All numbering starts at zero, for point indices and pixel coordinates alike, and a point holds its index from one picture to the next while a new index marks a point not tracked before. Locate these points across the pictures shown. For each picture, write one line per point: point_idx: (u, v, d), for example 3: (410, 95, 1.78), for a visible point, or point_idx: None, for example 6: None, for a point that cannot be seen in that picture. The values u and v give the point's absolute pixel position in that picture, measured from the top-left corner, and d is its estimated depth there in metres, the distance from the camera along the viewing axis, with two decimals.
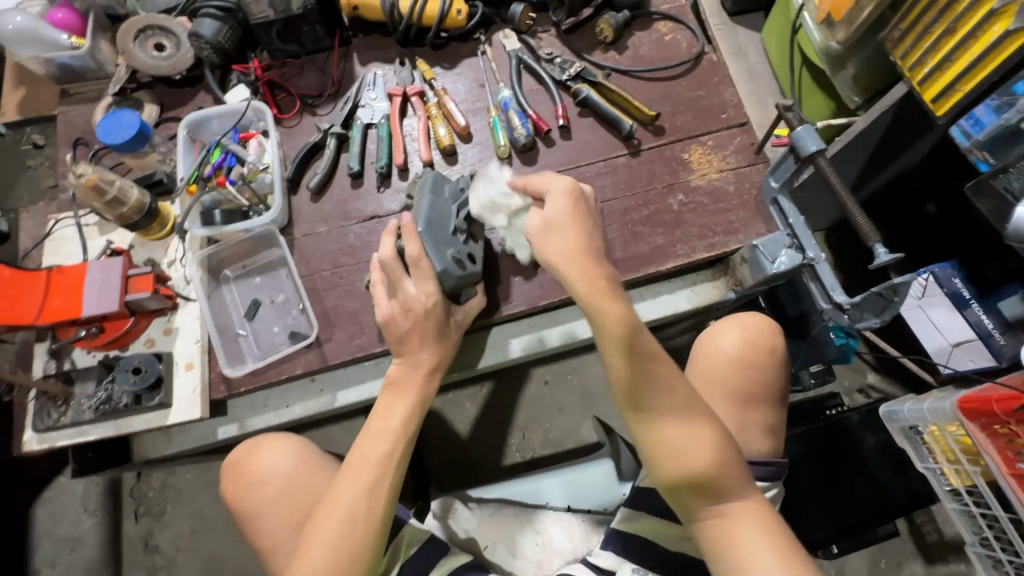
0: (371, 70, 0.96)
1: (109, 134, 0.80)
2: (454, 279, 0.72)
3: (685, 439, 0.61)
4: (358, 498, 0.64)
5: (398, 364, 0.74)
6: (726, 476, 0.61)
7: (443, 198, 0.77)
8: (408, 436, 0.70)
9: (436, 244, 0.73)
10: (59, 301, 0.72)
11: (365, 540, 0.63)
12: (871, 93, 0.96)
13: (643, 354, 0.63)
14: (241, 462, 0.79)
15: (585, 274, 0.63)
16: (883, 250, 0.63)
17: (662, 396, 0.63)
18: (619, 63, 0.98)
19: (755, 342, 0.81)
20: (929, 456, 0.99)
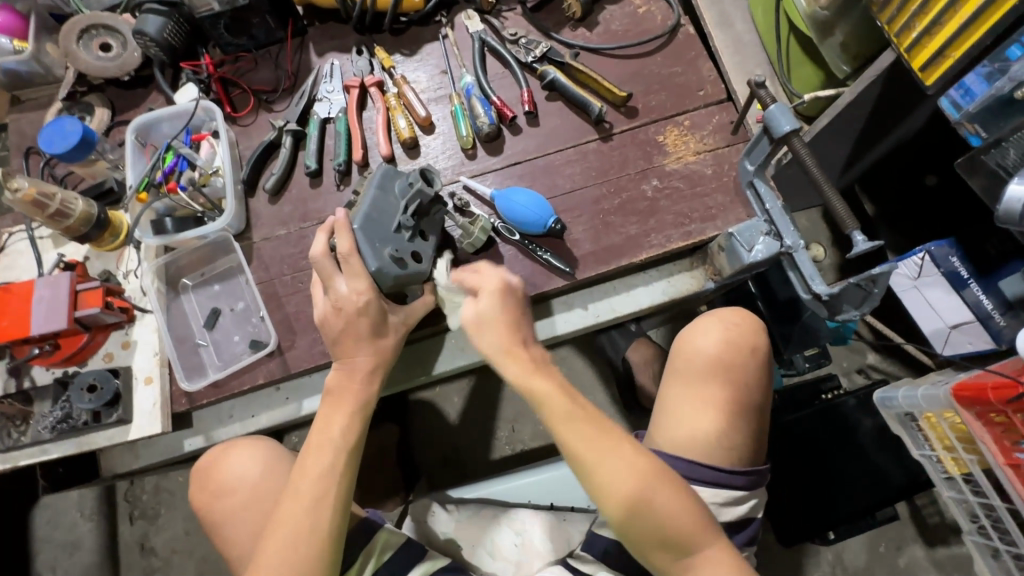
0: (328, 61, 0.92)
1: (53, 144, 0.77)
2: (390, 279, 0.71)
3: (652, 505, 0.60)
4: (305, 517, 0.63)
5: (337, 372, 0.72)
6: (698, 535, 0.60)
7: (390, 194, 0.73)
8: (351, 445, 0.68)
9: (372, 241, 0.71)
10: (7, 320, 0.71)
11: (318, 557, 0.62)
12: (861, 62, 0.90)
13: (589, 425, 0.63)
14: (210, 470, 0.75)
15: (514, 357, 0.65)
16: (861, 237, 0.58)
17: (620, 469, 0.61)
18: (589, 40, 0.92)
19: (737, 341, 0.78)
20: (924, 442, 0.96)
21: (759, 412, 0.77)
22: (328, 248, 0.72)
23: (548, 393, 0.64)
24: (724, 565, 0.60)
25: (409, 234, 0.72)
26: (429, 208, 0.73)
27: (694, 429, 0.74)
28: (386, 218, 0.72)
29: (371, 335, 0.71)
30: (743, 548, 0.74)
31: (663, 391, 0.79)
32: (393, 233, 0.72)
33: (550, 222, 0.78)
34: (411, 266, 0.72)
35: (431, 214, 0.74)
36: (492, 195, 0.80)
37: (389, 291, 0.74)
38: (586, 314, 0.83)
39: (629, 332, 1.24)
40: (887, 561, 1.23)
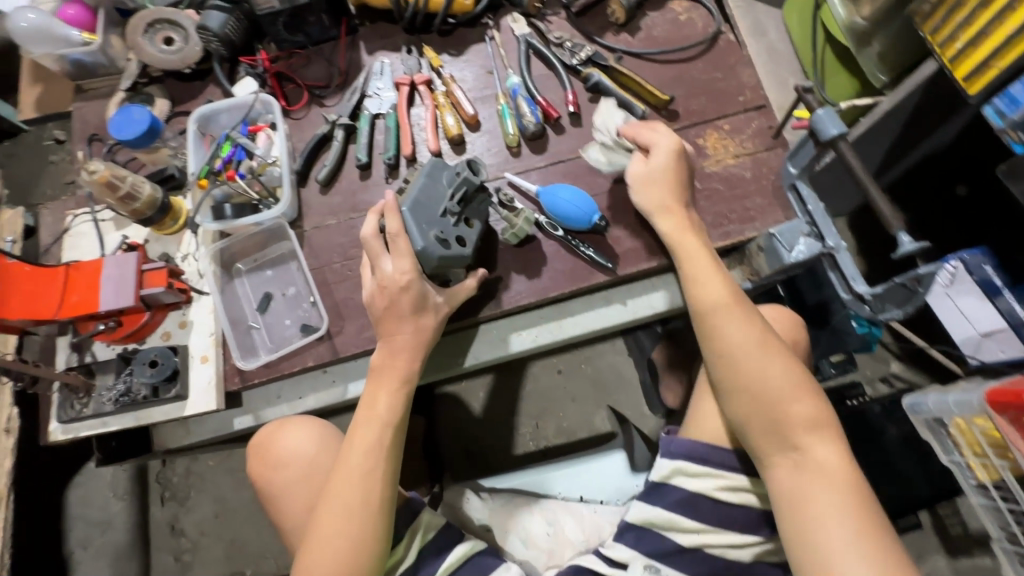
0: (379, 59, 0.95)
1: (122, 130, 0.81)
2: (434, 259, 0.72)
3: (733, 323, 0.72)
4: (361, 490, 0.66)
5: (381, 349, 0.73)
6: (775, 374, 0.69)
7: (439, 183, 0.74)
8: (396, 421, 0.71)
9: (419, 223, 0.72)
10: (78, 296, 0.74)
11: (371, 526, 0.65)
12: (899, 72, 0.92)
13: (712, 270, 0.74)
14: (263, 446, 0.77)
15: (674, 217, 0.77)
16: (907, 238, 0.61)
17: (729, 291, 0.73)
18: (631, 45, 0.95)
19: (776, 337, 0.80)
20: (953, 449, 0.96)
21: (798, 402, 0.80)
22: (378, 229, 0.75)
23: (696, 253, 0.75)
24: (797, 392, 0.68)
25: (456, 219, 0.74)
26: (472, 195, 0.75)
27: None
28: (433, 202, 0.74)
29: (423, 322, 0.73)
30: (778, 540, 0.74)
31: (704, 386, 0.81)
32: (439, 217, 0.73)
33: (595, 218, 0.81)
34: (455, 248, 0.73)
35: (475, 202, 0.76)
36: (538, 192, 0.83)
37: (434, 273, 0.75)
38: (626, 309, 0.85)
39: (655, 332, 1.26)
40: None
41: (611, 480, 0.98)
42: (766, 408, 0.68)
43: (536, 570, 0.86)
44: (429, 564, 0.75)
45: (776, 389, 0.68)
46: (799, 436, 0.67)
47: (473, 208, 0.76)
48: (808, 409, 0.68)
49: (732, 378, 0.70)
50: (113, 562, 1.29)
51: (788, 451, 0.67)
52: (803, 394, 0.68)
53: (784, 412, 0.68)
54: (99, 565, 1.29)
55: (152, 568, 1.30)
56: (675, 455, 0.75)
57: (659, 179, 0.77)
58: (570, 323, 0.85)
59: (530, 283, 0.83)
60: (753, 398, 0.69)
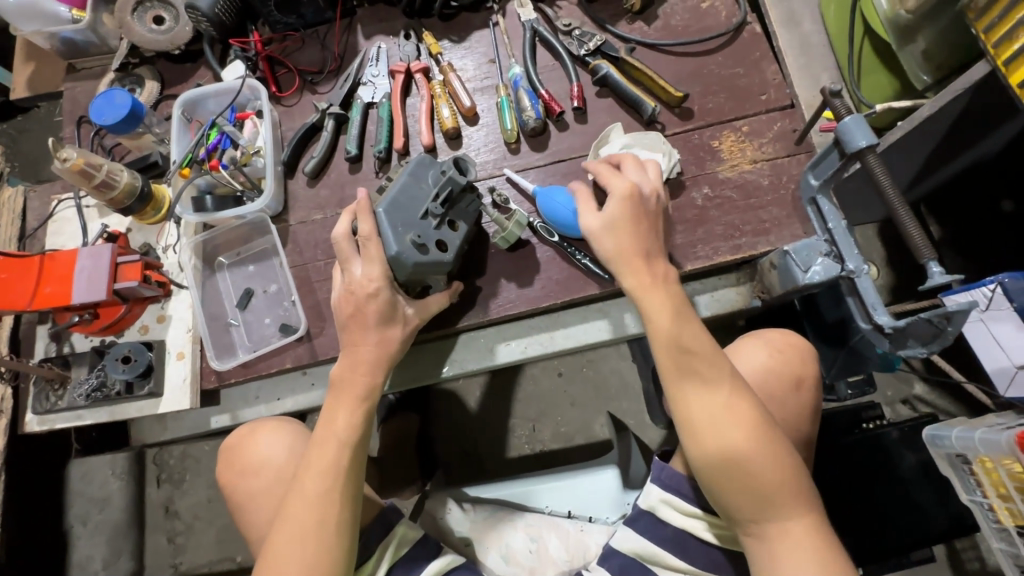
0: (375, 44, 0.90)
1: (103, 114, 0.78)
2: (408, 265, 0.68)
3: (701, 384, 0.63)
4: (316, 512, 0.62)
5: (341, 362, 0.70)
6: (744, 437, 0.61)
7: (422, 183, 0.71)
8: (358, 438, 0.67)
9: (395, 225, 0.68)
10: (51, 287, 0.72)
11: (328, 550, 0.62)
12: (945, 73, 0.82)
13: (679, 322, 0.65)
14: (236, 448, 0.75)
15: (636, 270, 0.66)
16: (938, 268, 0.55)
17: (699, 347, 0.64)
18: (646, 35, 0.87)
19: (779, 370, 0.75)
20: (976, 488, 0.89)
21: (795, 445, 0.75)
22: (350, 231, 0.70)
23: (656, 303, 0.65)
24: (769, 458, 0.60)
25: (436, 222, 0.70)
26: (456, 196, 0.72)
27: None
28: (414, 204, 0.70)
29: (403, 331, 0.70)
30: None
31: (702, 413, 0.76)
32: (419, 219, 0.70)
33: None
34: (432, 253, 0.69)
35: (461, 204, 0.73)
36: (535, 192, 0.77)
37: (407, 282, 0.71)
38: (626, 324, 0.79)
39: None
40: None
41: (601, 497, 0.93)
42: (734, 478, 0.60)
43: None
44: None
45: (747, 456, 0.60)
46: (773, 506, 0.60)
47: (457, 211, 0.73)
48: (783, 477, 0.60)
49: (700, 446, 0.61)
50: (110, 539, 1.32)
51: (762, 522, 0.60)
52: (775, 459, 0.61)
53: (755, 482, 0.60)
54: (97, 541, 1.31)
55: (146, 547, 1.32)
56: (666, 487, 0.70)
57: (618, 227, 0.67)
58: (562, 336, 0.80)
59: (521, 290, 0.78)
60: (723, 468, 0.61)
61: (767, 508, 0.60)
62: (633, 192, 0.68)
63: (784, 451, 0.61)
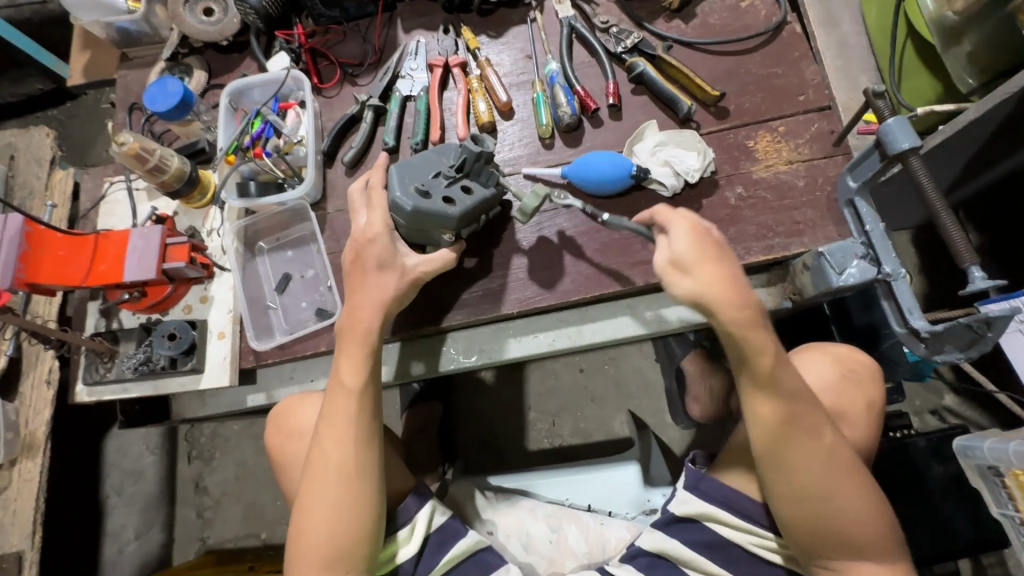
0: (414, 38, 0.92)
1: (156, 101, 0.81)
2: (406, 209, 0.72)
3: (805, 437, 0.62)
4: (340, 457, 0.66)
5: (346, 316, 0.71)
6: (843, 486, 0.62)
7: (444, 154, 0.75)
8: (367, 389, 0.68)
9: (403, 175, 0.73)
10: (105, 265, 0.75)
11: (351, 496, 0.65)
12: (990, 76, 0.80)
13: (786, 375, 0.62)
14: (282, 415, 0.77)
15: (740, 310, 0.61)
16: (980, 274, 0.55)
17: (804, 404, 0.62)
18: (683, 33, 0.87)
19: (850, 389, 0.73)
20: (1008, 501, 0.88)
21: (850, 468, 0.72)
22: (365, 185, 0.77)
23: (764, 351, 0.62)
24: (859, 510, 0.62)
25: (447, 182, 0.73)
26: (474, 166, 0.73)
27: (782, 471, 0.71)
28: (430, 167, 0.74)
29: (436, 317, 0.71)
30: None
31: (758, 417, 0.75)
32: (430, 176, 0.74)
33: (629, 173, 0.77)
34: (434, 204, 0.72)
35: (479, 173, 0.74)
36: (567, 171, 0.79)
37: (409, 228, 0.75)
38: (648, 320, 0.80)
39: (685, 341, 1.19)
40: None
41: (621, 491, 0.94)
42: (824, 527, 0.63)
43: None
44: (431, 553, 0.73)
45: (839, 508, 0.62)
46: (851, 549, 0.63)
47: (474, 179, 0.74)
48: (863, 523, 0.63)
49: (791, 496, 0.63)
50: (142, 510, 1.37)
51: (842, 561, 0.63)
52: (865, 514, 0.63)
53: (844, 532, 0.62)
54: (129, 512, 1.37)
55: (175, 520, 1.36)
56: (703, 496, 0.71)
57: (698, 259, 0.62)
58: (591, 330, 0.81)
59: (551, 283, 0.79)
60: (809, 518, 0.63)
61: (851, 553, 0.63)
62: (699, 226, 0.64)
63: (870, 505, 0.63)
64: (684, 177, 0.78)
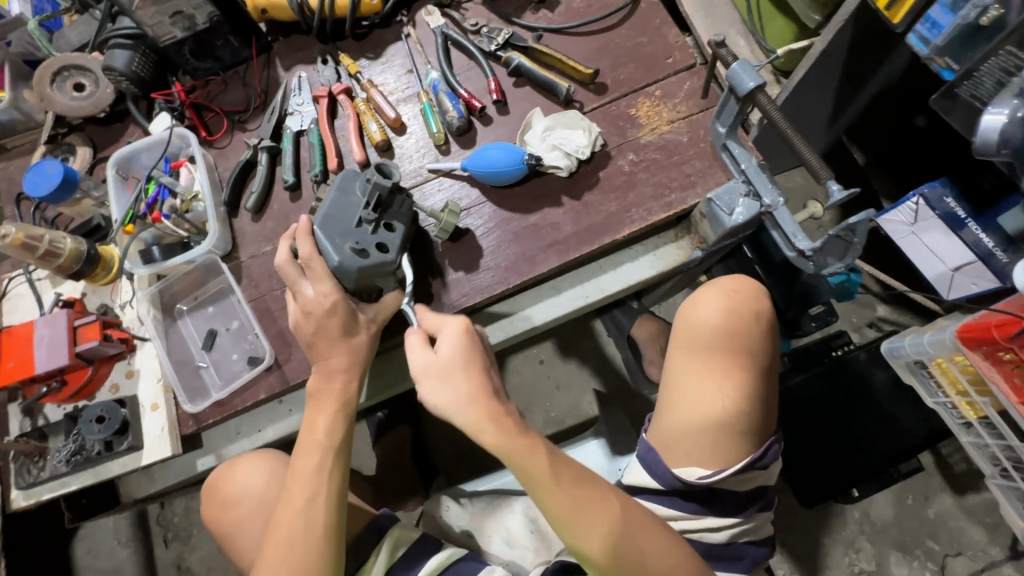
0: (295, 74, 0.93)
1: (37, 187, 0.79)
2: (352, 273, 0.65)
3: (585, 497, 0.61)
4: (304, 522, 0.61)
5: (315, 375, 0.67)
6: (635, 536, 0.61)
7: (350, 194, 0.67)
8: (338, 445, 0.65)
9: (331, 237, 0.65)
10: (13, 362, 0.73)
11: (314, 557, 0.60)
12: (831, 10, 0.87)
13: (510, 425, 0.61)
14: (217, 484, 0.79)
15: (426, 351, 0.63)
16: (836, 187, 0.57)
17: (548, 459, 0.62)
18: (552, 21, 0.91)
19: (739, 308, 0.71)
20: (937, 389, 0.92)
21: (760, 377, 0.71)
22: (292, 254, 0.68)
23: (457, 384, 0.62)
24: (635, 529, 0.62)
25: (370, 228, 0.66)
26: (390, 201, 0.67)
27: (695, 411, 0.69)
28: (348, 214, 0.66)
29: (344, 335, 0.66)
30: (756, 518, 0.69)
31: (667, 366, 0.74)
32: (355, 228, 0.66)
33: (525, 156, 0.80)
34: (375, 258, 0.66)
35: (394, 207, 0.68)
36: (464, 163, 0.82)
37: (358, 289, 0.68)
38: (574, 298, 0.82)
39: (631, 309, 1.21)
40: (916, 513, 1.21)
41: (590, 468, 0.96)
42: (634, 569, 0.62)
43: (523, 570, 0.83)
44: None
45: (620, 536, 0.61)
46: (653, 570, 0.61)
47: (393, 215, 0.68)
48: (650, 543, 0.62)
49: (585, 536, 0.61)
50: None
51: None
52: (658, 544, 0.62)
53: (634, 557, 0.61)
54: None
55: None
56: None
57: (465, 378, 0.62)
58: (521, 318, 0.83)
59: (473, 284, 0.80)
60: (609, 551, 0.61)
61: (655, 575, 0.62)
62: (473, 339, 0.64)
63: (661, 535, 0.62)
64: (576, 155, 0.81)
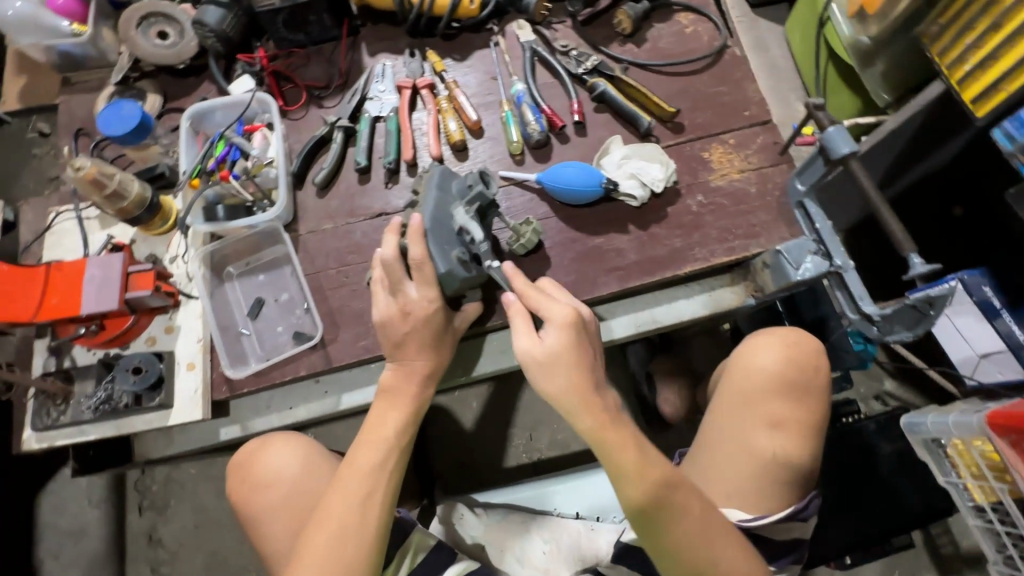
0: (380, 61, 0.94)
1: (109, 125, 0.77)
2: (457, 283, 0.67)
3: (725, 569, 0.63)
4: (357, 517, 0.59)
5: (392, 370, 0.68)
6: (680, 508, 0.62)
7: (449, 199, 0.69)
8: (402, 445, 0.65)
9: (440, 245, 0.67)
10: (58, 299, 0.70)
11: (363, 555, 0.58)
12: (902, 91, 0.91)
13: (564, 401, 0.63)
14: (246, 464, 0.72)
15: (589, 411, 0.63)
16: (919, 261, 0.60)
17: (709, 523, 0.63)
18: (637, 56, 0.94)
19: (798, 359, 0.73)
20: (951, 469, 0.94)
21: (809, 430, 0.72)
22: (399, 250, 0.69)
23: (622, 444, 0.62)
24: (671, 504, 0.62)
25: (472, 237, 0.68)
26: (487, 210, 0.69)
27: (743, 450, 0.70)
28: (448, 221, 0.68)
29: (434, 343, 0.68)
30: (788, 569, 0.71)
31: (716, 405, 0.75)
32: (457, 236, 0.68)
33: (604, 180, 0.81)
34: (477, 268, 0.68)
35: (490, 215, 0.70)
36: (540, 176, 0.83)
37: (451, 296, 0.70)
38: (625, 325, 0.83)
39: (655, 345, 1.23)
40: None
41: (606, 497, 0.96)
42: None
43: None
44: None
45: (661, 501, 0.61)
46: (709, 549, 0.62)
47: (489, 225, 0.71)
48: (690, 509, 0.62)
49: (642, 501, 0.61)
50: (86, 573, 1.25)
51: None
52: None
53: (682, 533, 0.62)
54: None
55: None
56: None
57: (556, 362, 0.63)
58: None
59: None
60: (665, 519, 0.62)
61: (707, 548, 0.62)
62: (576, 318, 0.64)
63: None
64: (650, 188, 0.83)
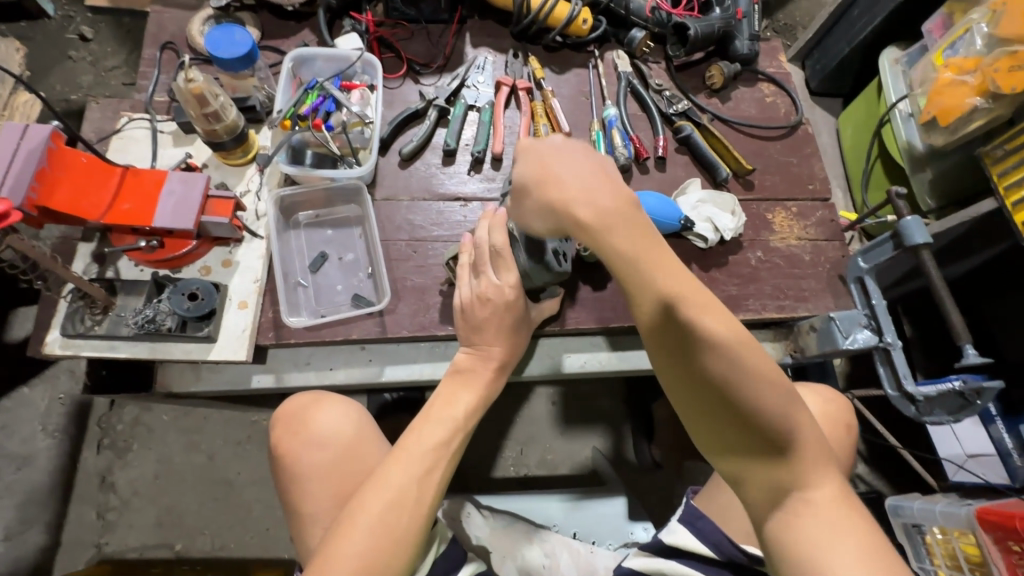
0: (482, 54, 0.95)
1: (217, 46, 0.75)
2: (547, 276, 0.67)
3: (812, 509, 0.50)
4: (417, 489, 0.60)
5: (466, 354, 0.70)
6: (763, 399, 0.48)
7: None
8: (466, 429, 0.67)
9: (534, 236, 0.67)
10: (130, 204, 0.67)
11: (414, 529, 0.58)
12: (946, 202, 1.00)
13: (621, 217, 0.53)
14: (295, 417, 0.70)
15: (620, 221, 0.53)
16: (973, 351, 0.66)
17: (791, 418, 0.49)
18: (720, 111, 1.00)
19: (835, 416, 0.78)
20: (925, 556, 1.00)
21: None
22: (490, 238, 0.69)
23: (619, 226, 0.53)
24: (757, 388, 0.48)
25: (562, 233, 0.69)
26: None
27: None
28: None
29: (510, 330, 0.70)
30: None
31: None
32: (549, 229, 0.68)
33: (683, 217, 0.84)
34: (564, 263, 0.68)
35: None
36: None
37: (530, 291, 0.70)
38: None
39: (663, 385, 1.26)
40: None
41: (606, 524, 0.95)
42: (788, 538, 0.50)
43: None
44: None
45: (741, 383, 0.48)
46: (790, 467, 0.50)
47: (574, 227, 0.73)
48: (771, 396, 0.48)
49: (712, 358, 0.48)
50: (22, 504, 1.14)
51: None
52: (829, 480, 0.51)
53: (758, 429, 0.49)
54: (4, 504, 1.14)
55: (67, 520, 1.15)
56: (694, 533, 0.74)
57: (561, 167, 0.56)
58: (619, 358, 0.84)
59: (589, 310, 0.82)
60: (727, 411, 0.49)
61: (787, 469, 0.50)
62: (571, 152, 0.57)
63: (838, 479, 0.52)
64: (721, 233, 0.87)
